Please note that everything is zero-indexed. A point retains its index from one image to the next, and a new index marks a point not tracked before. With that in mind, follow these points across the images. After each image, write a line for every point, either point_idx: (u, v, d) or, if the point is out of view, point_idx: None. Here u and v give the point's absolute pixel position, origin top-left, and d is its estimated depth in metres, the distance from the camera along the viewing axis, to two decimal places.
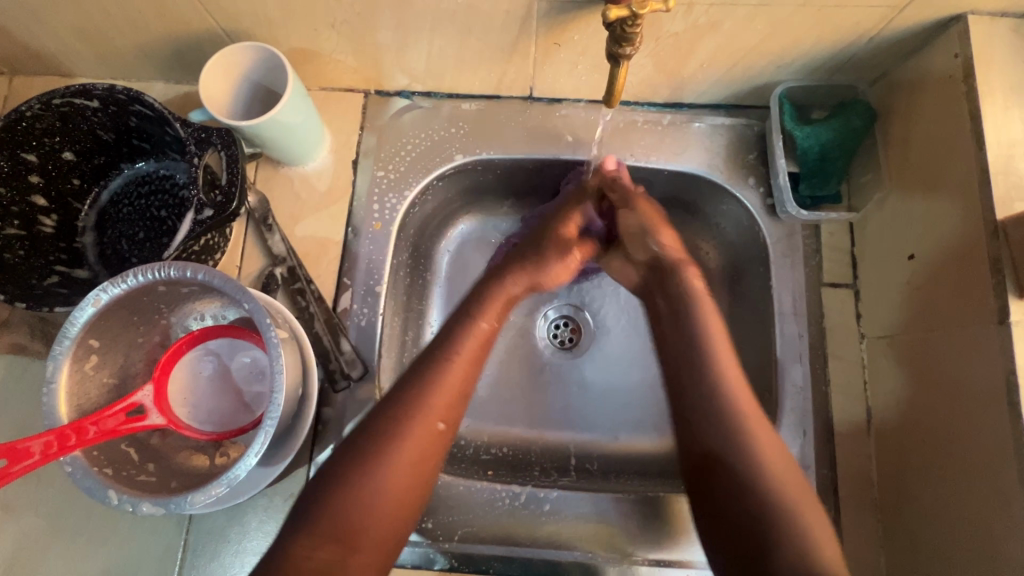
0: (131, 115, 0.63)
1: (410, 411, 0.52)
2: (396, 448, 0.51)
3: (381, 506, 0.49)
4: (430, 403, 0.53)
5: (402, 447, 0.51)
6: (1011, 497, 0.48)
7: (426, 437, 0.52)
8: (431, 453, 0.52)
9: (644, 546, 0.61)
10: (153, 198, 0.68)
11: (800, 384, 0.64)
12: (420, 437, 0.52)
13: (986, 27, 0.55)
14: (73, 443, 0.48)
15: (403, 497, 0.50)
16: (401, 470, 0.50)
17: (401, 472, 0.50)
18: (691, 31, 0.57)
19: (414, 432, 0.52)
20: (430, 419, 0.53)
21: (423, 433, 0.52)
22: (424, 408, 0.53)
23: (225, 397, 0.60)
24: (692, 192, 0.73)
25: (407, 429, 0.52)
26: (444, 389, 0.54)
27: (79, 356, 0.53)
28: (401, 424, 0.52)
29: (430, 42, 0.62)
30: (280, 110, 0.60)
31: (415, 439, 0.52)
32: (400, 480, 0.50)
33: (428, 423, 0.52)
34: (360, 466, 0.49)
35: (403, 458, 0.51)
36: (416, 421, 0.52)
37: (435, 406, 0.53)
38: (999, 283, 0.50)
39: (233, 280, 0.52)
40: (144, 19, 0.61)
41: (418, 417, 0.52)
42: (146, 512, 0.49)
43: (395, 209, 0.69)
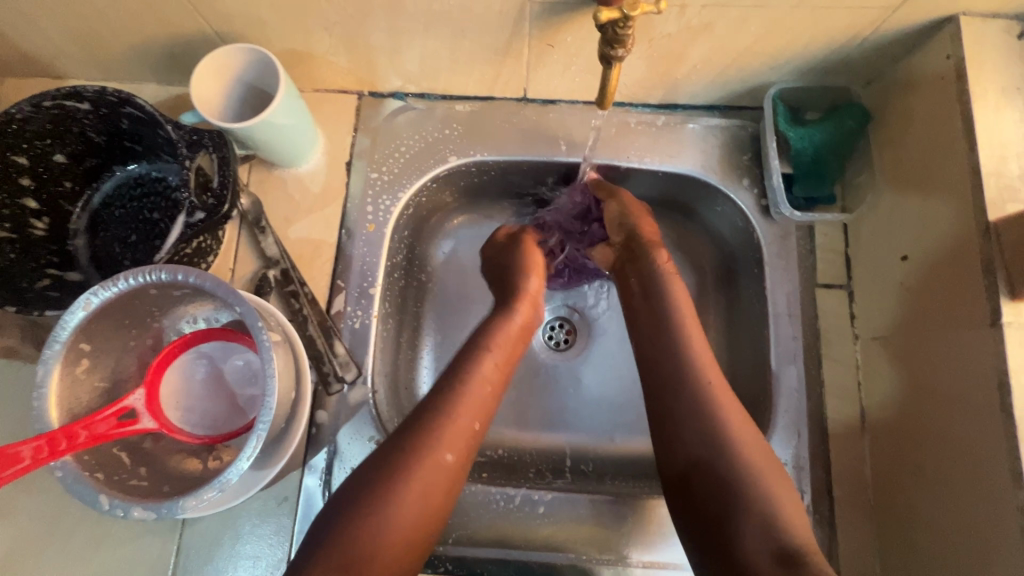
0: (123, 118, 0.62)
1: (419, 443, 0.51)
2: (405, 482, 0.49)
3: (389, 543, 0.47)
4: (438, 438, 0.52)
5: (411, 481, 0.49)
6: (1004, 498, 0.47)
7: (435, 467, 0.51)
8: (441, 485, 0.51)
9: (638, 548, 0.61)
10: (145, 200, 0.68)
11: (794, 385, 0.64)
12: (426, 472, 0.50)
13: (978, 28, 0.55)
14: (64, 448, 0.48)
15: (411, 532, 0.49)
16: (410, 504, 0.49)
17: (411, 507, 0.49)
18: (684, 32, 0.57)
19: (424, 464, 0.50)
20: (437, 454, 0.51)
21: (430, 468, 0.51)
22: (432, 437, 0.52)
23: (219, 400, 0.60)
24: (686, 193, 0.73)
25: (417, 462, 0.50)
26: (457, 419, 0.54)
27: (70, 360, 0.52)
28: (410, 456, 0.50)
29: (423, 43, 0.62)
30: (272, 112, 0.60)
31: (423, 473, 0.50)
32: (409, 515, 0.49)
33: (437, 453, 0.51)
34: (369, 501, 0.48)
35: (412, 493, 0.49)
36: (423, 456, 0.51)
37: (447, 436, 0.52)
38: (991, 284, 0.50)
39: (224, 283, 0.52)
40: (136, 20, 0.60)
41: (427, 448, 0.51)
42: (137, 516, 0.49)
43: (389, 211, 0.69)
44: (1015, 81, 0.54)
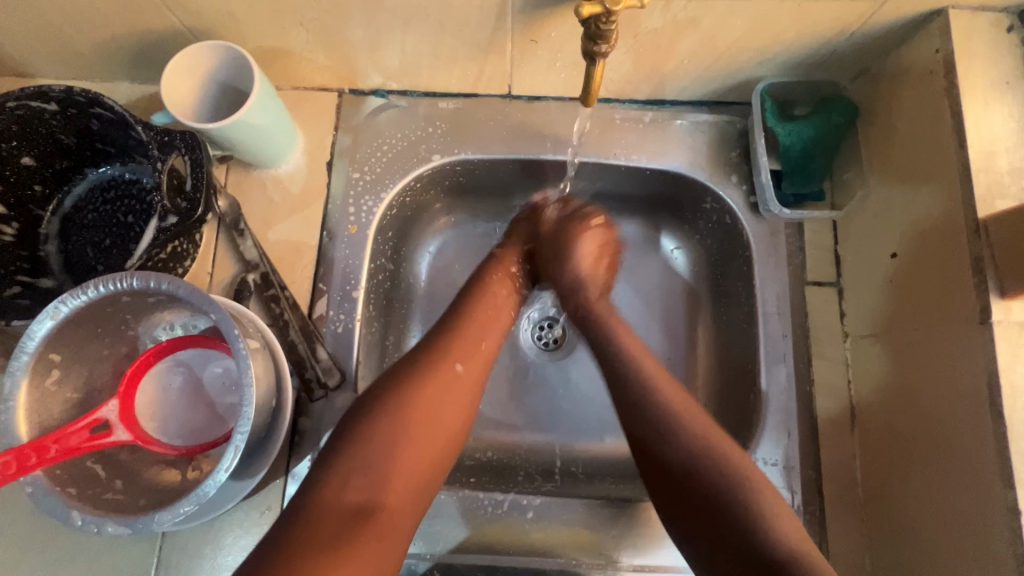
0: (92, 118, 0.60)
1: (430, 358, 0.56)
2: (419, 388, 0.53)
3: (412, 441, 0.51)
4: (447, 348, 0.57)
5: (424, 385, 0.54)
6: (994, 497, 0.47)
7: (446, 378, 0.55)
8: (455, 395, 0.55)
9: (628, 551, 0.61)
10: (119, 203, 0.66)
11: (784, 385, 0.63)
12: (441, 375, 0.55)
13: (967, 21, 0.54)
14: (33, 462, 0.46)
15: (431, 433, 0.52)
16: (426, 405, 0.53)
17: (428, 411, 0.53)
18: (670, 26, 0.56)
19: (435, 373, 0.55)
20: (448, 360, 0.56)
21: (444, 372, 0.55)
22: (441, 352, 0.56)
23: (197, 409, 0.58)
24: (675, 191, 0.72)
25: (428, 372, 0.55)
26: (469, 335, 0.59)
27: (39, 371, 0.51)
28: (421, 367, 0.55)
29: (403, 40, 0.60)
30: (247, 112, 0.58)
31: (438, 377, 0.55)
32: (426, 419, 0.52)
33: (446, 364, 0.56)
34: (388, 405, 0.52)
35: (427, 395, 0.53)
36: (435, 363, 0.55)
37: (453, 349, 0.57)
38: (981, 283, 0.49)
39: (199, 290, 0.50)
40: (104, 17, 0.58)
41: (438, 359, 0.56)
42: (112, 532, 0.47)
43: (372, 212, 0.67)
44: (1003, 75, 0.53)
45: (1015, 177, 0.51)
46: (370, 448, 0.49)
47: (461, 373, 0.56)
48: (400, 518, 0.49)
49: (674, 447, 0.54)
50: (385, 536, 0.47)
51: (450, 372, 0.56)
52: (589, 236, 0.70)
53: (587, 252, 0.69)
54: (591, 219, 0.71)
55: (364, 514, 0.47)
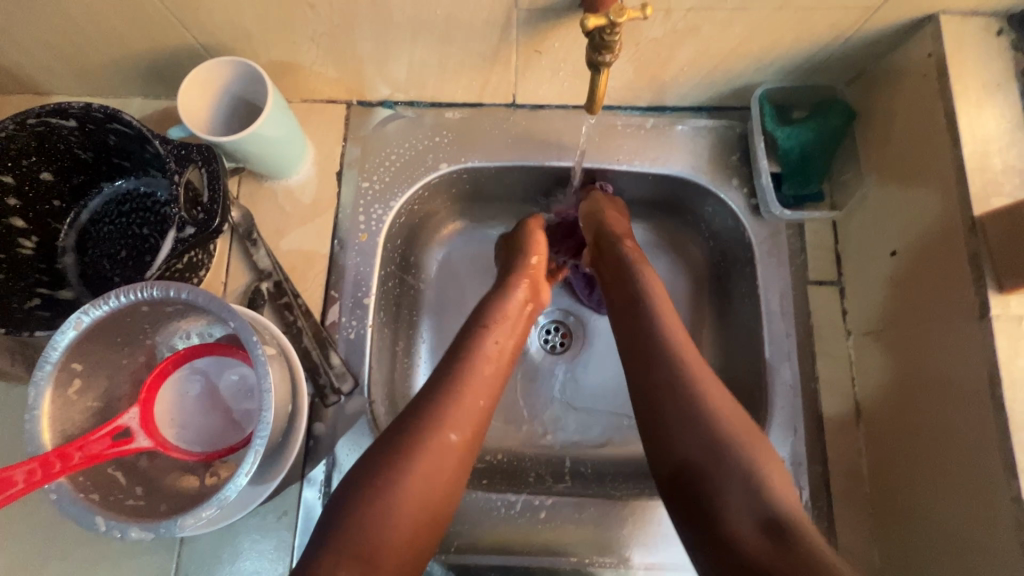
0: (110, 133, 0.62)
1: (421, 424, 0.51)
2: (410, 464, 0.49)
3: (401, 519, 0.47)
4: (442, 414, 0.52)
5: (415, 458, 0.49)
6: (998, 488, 0.48)
7: (438, 449, 0.51)
8: (445, 467, 0.51)
9: (640, 549, 0.61)
10: (134, 216, 0.68)
11: (789, 383, 0.64)
12: (434, 449, 0.50)
13: (958, 26, 0.55)
14: (58, 470, 0.47)
15: (420, 511, 0.49)
16: (418, 483, 0.49)
17: (419, 484, 0.49)
18: (670, 35, 0.58)
19: (427, 443, 0.50)
20: (442, 429, 0.51)
21: (437, 445, 0.51)
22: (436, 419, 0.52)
23: (214, 416, 0.59)
24: (677, 194, 0.73)
25: (421, 441, 0.50)
26: (463, 398, 0.54)
27: (62, 380, 0.52)
28: (414, 434, 0.51)
29: (411, 52, 0.62)
30: (263, 122, 0.60)
31: (429, 451, 0.50)
32: (417, 496, 0.49)
33: (440, 433, 0.51)
34: (378, 480, 0.48)
35: (417, 471, 0.49)
36: (427, 434, 0.51)
37: (448, 416, 0.52)
38: (979, 279, 0.50)
39: (216, 298, 0.51)
40: (121, 35, 0.60)
41: (431, 427, 0.51)
42: (135, 537, 0.49)
43: (382, 219, 0.69)
44: (993, 78, 0.55)
45: (1009, 175, 0.52)
46: (357, 526, 0.46)
47: (455, 442, 0.52)
48: None
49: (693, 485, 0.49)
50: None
51: (443, 444, 0.51)
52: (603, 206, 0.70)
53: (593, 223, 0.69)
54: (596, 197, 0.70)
55: None
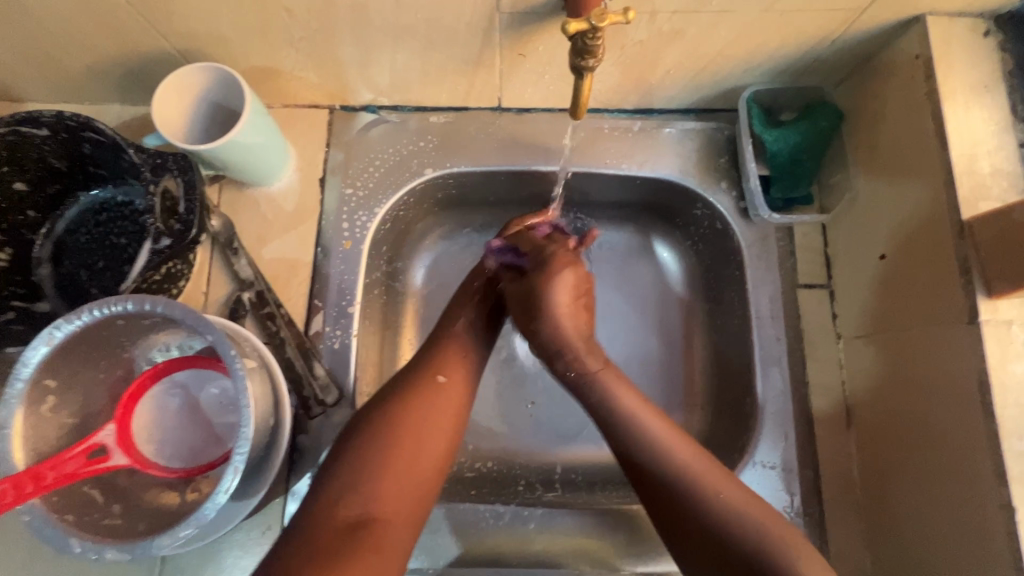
0: (84, 142, 0.60)
1: (412, 374, 0.56)
2: (403, 401, 0.53)
3: (401, 454, 0.51)
4: (428, 363, 0.57)
5: (410, 400, 0.54)
6: (988, 495, 0.48)
7: (430, 390, 0.55)
8: (440, 406, 0.54)
9: (631, 559, 0.61)
10: (112, 225, 0.66)
11: (780, 388, 0.63)
12: (423, 390, 0.55)
13: (945, 27, 0.55)
14: (31, 490, 0.46)
15: (422, 446, 0.52)
16: (414, 419, 0.53)
17: (414, 420, 0.53)
18: (655, 38, 0.57)
19: (418, 388, 0.55)
20: (429, 374, 0.56)
21: (426, 386, 0.55)
22: (423, 367, 0.57)
23: (194, 431, 0.58)
24: (666, 197, 0.72)
25: (411, 388, 0.55)
26: (447, 351, 0.59)
27: (34, 398, 0.50)
28: (405, 384, 0.55)
29: (393, 56, 0.61)
30: (239, 132, 0.59)
31: (420, 392, 0.55)
32: (417, 434, 0.52)
33: (429, 377, 0.56)
34: (374, 418, 0.52)
35: (411, 409, 0.53)
36: (416, 380, 0.55)
37: (432, 365, 0.57)
38: (967, 284, 0.50)
39: (193, 311, 0.50)
40: (95, 41, 0.58)
41: (420, 376, 0.56)
42: (111, 558, 0.47)
43: (366, 227, 0.68)
44: (981, 80, 0.54)
45: (996, 178, 0.52)
46: (359, 465, 0.49)
47: (444, 385, 0.56)
48: (396, 532, 0.48)
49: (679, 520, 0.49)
50: (382, 552, 0.46)
51: (433, 385, 0.55)
52: (561, 275, 0.60)
53: (561, 295, 0.59)
54: (557, 257, 0.61)
55: (359, 530, 0.46)
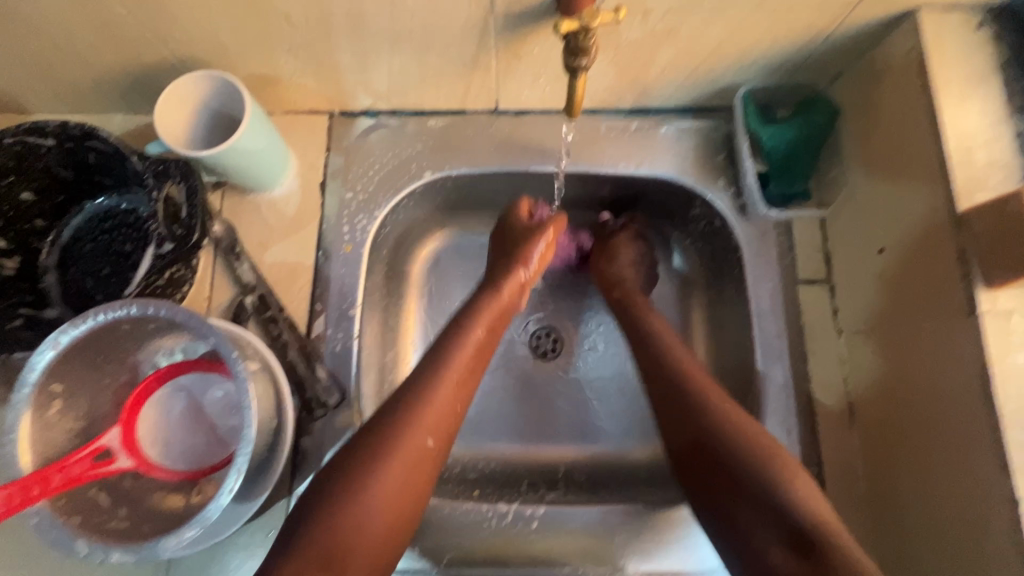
0: (89, 151, 0.61)
1: (399, 426, 0.50)
2: (385, 463, 0.48)
3: (375, 527, 0.47)
4: (421, 419, 0.51)
5: (394, 464, 0.49)
6: (992, 486, 0.47)
7: (416, 454, 0.50)
8: (421, 470, 0.50)
9: (636, 558, 0.60)
10: (117, 233, 0.67)
11: (781, 384, 0.63)
12: (410, 453, 0.50)
13: (938, 21, 0.55)
14: (37, 494, 0.46)
15: (397, 510, 0.48)
16: (395, 483, 0.48)
17: (396, 485, 0.48)
18: (649, 38, 0.57)
19: (402, 449, 0.49)
20: (420, 435, 0.50)
21: (414, 449, 0.50)
22: (413, 423, 0.51)
23: (199, 434, 0.58)
24: (663, 196, 0.73)
25: (396, 447, 0.49)
26: (437, 403, 0.53)
27: (41, 402, 0.51)
28: (392, 438, 0.49)
29: (390, 61, 0.62)
30: (241, 137, 0.59)
31: (404, 455, 0.49)
32: (392, 501, 0.48)
33: (418, 441, 0.50)
34: (355, 475, 0.47)
35: (397, 473, 0.49)
36: (406, 437, 0.50)
37: (426, 423, 0.51)
38: (966, 275, 0.50)
39: (196, 314, 0.51)
40: (98, 52, 0.60)
41: (412, 431, 0.50)
42: (116, 560, 0.48)
43: (366, 230, 0.68)
44: (975, 73, 0.54)
45: (992, 170, 0.52)
46: (332, 531, 0.45)
47: (430, 451, 0.51)
48: None
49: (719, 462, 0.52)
50: None
51: (421, 450, 0.50)
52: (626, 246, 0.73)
53: (628, 260, 0.72)
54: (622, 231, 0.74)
55: None
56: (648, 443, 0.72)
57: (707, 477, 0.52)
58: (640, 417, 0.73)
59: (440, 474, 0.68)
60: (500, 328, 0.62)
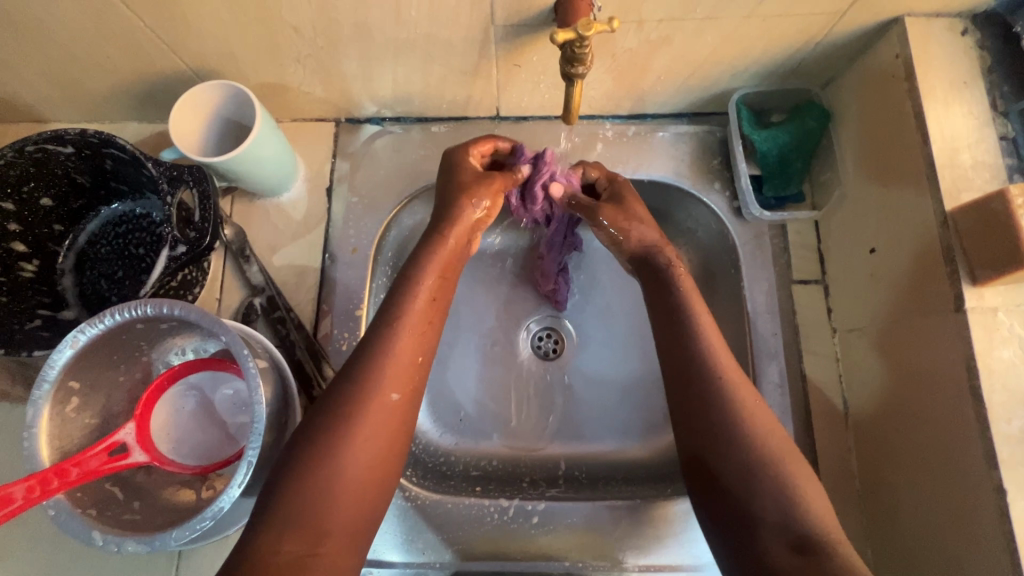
0: (105, 158, 0.63)
1: (363, 387, 0.50)
2: (352, 423, 0.49)
3: (351, 485, 0.48)
4: (382, 375, 0.51)
5: (360, 420, 0.49)
6: (981, 480, 0.48)
7: (381, 410, 0.50)
8: (389, 427, 0.50)
9: (633, 553, 0.62)
10: (130, 236, 0.69)
11: (777, 382, 0.64)
12: (374, 410, 0.50)
13: (923, 28, 0.57)
14: (56, 486, 0.48)
15: (372, 467, 0.49)
16: (366, 442, 0.49)
17: (366, 444, 0.49)
18: (644, 46, 0.59)
19: (370, 408, 0.49)
20: (382, 391, 0.50)
21: (377, 405, 0.50)
22: (377, 380, 0.51)
23: (209, 431, 0.60)
24: (660, 199, 0.74)
25: (363, 405, 0.49)
26: (397, 357, 0.52)
27: (59, 398, 0.53)
28: (357, 399, 0.50)
29: (395, 69, 0.64)
30: (251, 144, 0.62)
31: (368, 412, 0.49)
32: (366, 464, 0.49)
33: (381, 396, 0.50)
34: (328, 442, 0.48)
35: (364, 430, 0.49)
36: (368, 395, 0.50)
37: (388, 377, 0.51)
38: (952, 272, 0.51)
39: (209, 313, 0.52)
40: (115, 63, 0.62)
41: (373, 387, 0.50)
42: (131, 550, 0.49)
43: (372, 233, 0.70)
44: (960, 78, 0.56)
45: (978, 171, 0.53)
46: (307, 493, 0.46)
47: (396, 404, 0.51)
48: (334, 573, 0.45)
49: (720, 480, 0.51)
50: None
51: (384, 403, 0.50)
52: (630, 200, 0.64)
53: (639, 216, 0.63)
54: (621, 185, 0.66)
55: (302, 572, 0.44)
56: (647, 441, 0.73)
57: (711, 486, 0.52)
58: (639, 417, 0.74)
59: (444, 471, 0.70)
60: (452, 276, 0.59)
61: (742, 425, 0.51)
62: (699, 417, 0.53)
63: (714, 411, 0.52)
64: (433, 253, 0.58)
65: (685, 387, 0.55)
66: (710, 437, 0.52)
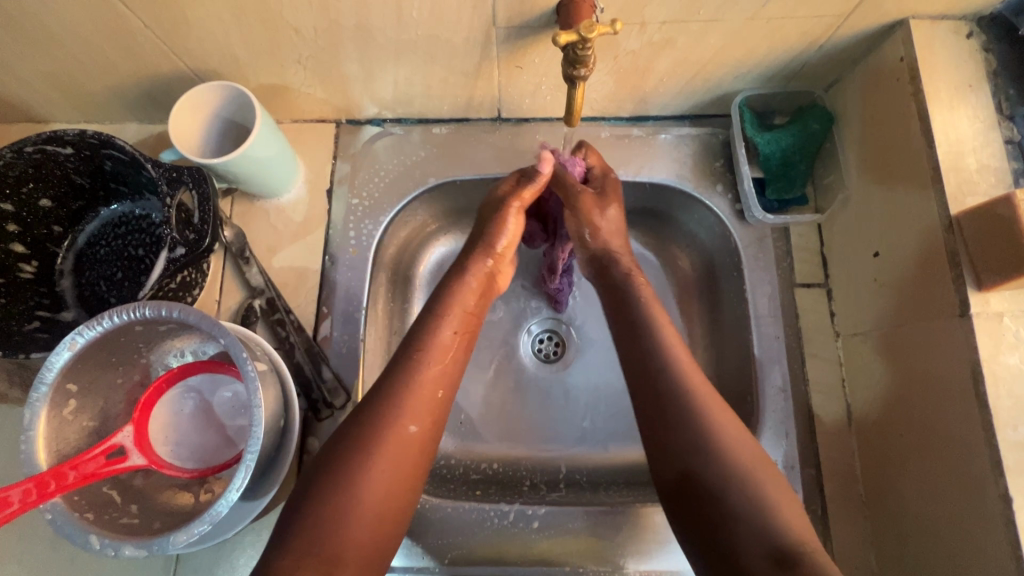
0: (104, 159, 0.63)
1: (379, 414, 0.50)
2: (367, 451, 0.48)
3: (365, 515, 0.47)
4: (400, 406, 0.51)
5: (376, 451, 0.49)
6: (986, 487, 0.48)
7: (398, 441, 0.50)
8: (407, 458, 0.50)
9: (634, 557, 0.62)
10: (130, 237, 0.69)
11: (780, 386, 0.64)
12: (392, 441, 0.49)
13: (928, 30, 0.56)
14: (53, 489, 0.48)
15: (388, 499, 0.48)
16: (382, 472, 0.48)
17: (383, 475, 0.48)
18: (647, 48, 0.59)
19: (387, 439, 0.49)
20: (400, 423, 0.50)
21: (395, 437, 0.50)
22: (393, 409, 0.51)
23: (208, 433, 0.60)
24: (662, 201, 0.74)
25: (379, 435, 0.49)
26: (416, 388, 0.52)
27: (57, 401, 0.53)
28: (374, 427, 0.50)
29: (396, 71, 0.64)
30: (251, 146, 0.61)
31: (386, 443, 0.49)
32: (382, 494, 0.48)
33: (399, 427, 0.50)
34: (342, 469, 0.47)
35: (381, 461, 0.49)
36: (386, 426, 0.50)
37: (407, 408, 0.51)
38: (957, 277, 0.51)
39: (209, 316, 0.52)
40: (114, 63, 0.62)
41: (391, 417, 0.50)
42: (128, 554, 0.49)
43: (372, 235, 0.70)
44: (965, 81, 0.56)
45: (983, 175, 0.53)
46: (322, 520, 0.46)
47: (413, 436, 0.50)
48: None
49: (706, 493, 0.49)
50: None
51: (402, 435, 0.50)
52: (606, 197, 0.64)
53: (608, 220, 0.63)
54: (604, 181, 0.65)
55: None
56: None
57: (695, 505, 0.50)
58: None
59: (444, 475, 0.69)
60: (479, 312, 0.60)
61: (718, 442, 0.50)
62: (676, 433, 0.52)
63: (692, 425, 0.52)
64: (457, 289, 0.59)
65: (657, 403, 0.54)
66: (691, 453, 0.51)
